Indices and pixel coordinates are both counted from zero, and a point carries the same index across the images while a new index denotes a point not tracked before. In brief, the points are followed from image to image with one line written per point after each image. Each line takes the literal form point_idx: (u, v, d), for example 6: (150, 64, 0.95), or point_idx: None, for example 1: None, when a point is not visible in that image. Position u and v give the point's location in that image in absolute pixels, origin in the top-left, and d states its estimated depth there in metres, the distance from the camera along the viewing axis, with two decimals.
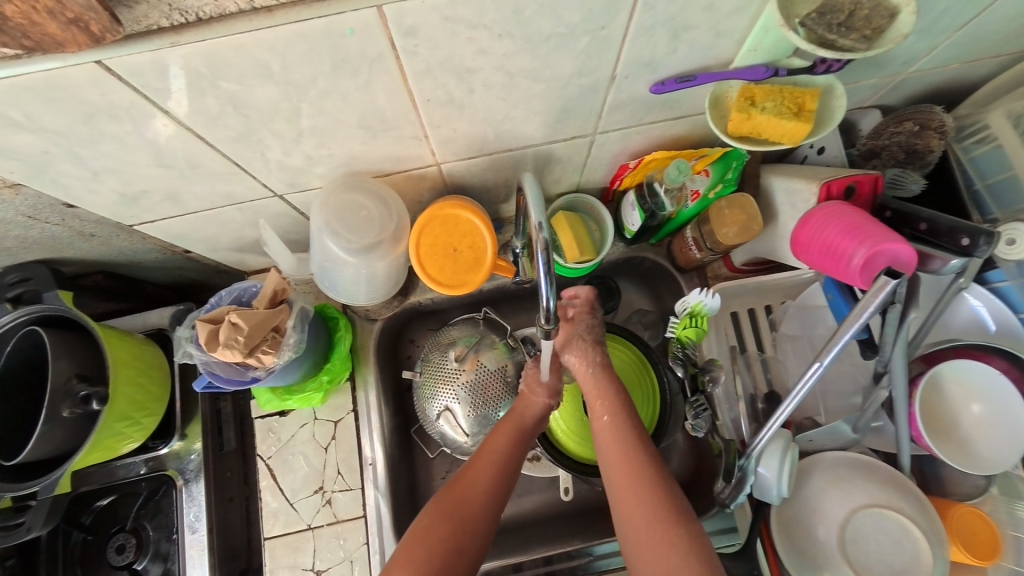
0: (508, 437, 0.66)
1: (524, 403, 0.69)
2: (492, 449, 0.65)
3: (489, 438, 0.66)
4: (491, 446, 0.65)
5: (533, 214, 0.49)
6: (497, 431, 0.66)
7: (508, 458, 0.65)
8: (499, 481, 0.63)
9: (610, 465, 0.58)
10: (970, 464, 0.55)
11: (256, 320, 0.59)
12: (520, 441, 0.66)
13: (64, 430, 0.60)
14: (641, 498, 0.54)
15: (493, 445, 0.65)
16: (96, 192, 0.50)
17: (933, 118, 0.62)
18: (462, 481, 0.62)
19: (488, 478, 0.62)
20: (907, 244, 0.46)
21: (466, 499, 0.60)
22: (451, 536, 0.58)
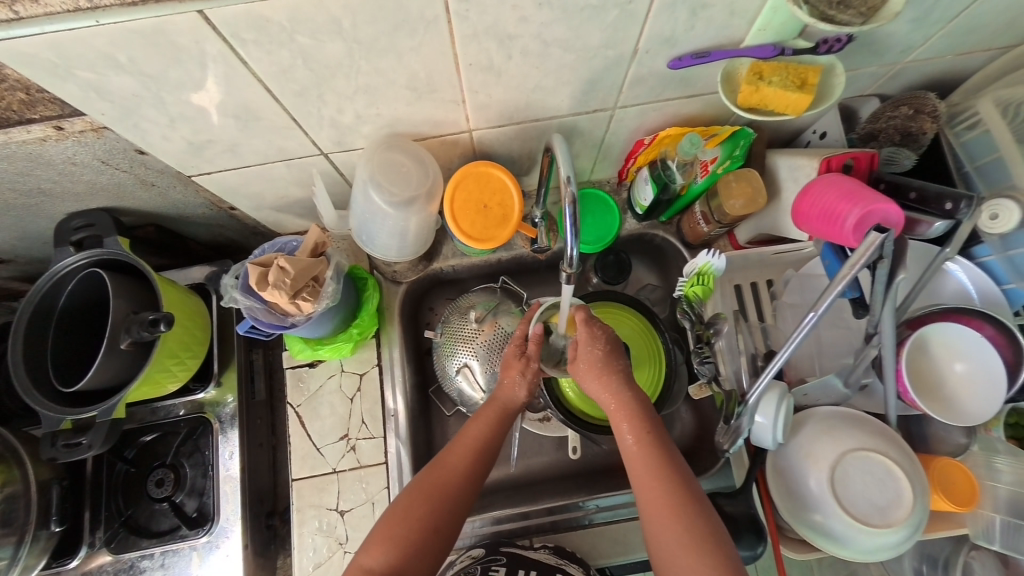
0: (487, 423, 0.67)
1: (506, 390, 0.69)
2: (474, 435, 0.66)
3: (469, 424, 0.67)
4: (473, 430, 0.66)
5: (563, 168, 0.54)
6: (481, 417, 0.67)
7: (487, 446, 0.66)
8: (476, 467, 0.64)
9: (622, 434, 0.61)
10: (953, 417, 0.60)
11: (300, 266, 0.65)
12: (499, 428, 0.67)
13: (122, 360, 0.66)
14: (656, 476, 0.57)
15: (474, 430, 0.66)
16: (169, 139, 0.56)
17: (927, 103, 0.68)
18: (439, 469, 0.63)
19: (466, 462, 0.64)
20: (896, 206, 0.51)
21: (444, 485, 0.61)
22: (427, 516, 0.59)
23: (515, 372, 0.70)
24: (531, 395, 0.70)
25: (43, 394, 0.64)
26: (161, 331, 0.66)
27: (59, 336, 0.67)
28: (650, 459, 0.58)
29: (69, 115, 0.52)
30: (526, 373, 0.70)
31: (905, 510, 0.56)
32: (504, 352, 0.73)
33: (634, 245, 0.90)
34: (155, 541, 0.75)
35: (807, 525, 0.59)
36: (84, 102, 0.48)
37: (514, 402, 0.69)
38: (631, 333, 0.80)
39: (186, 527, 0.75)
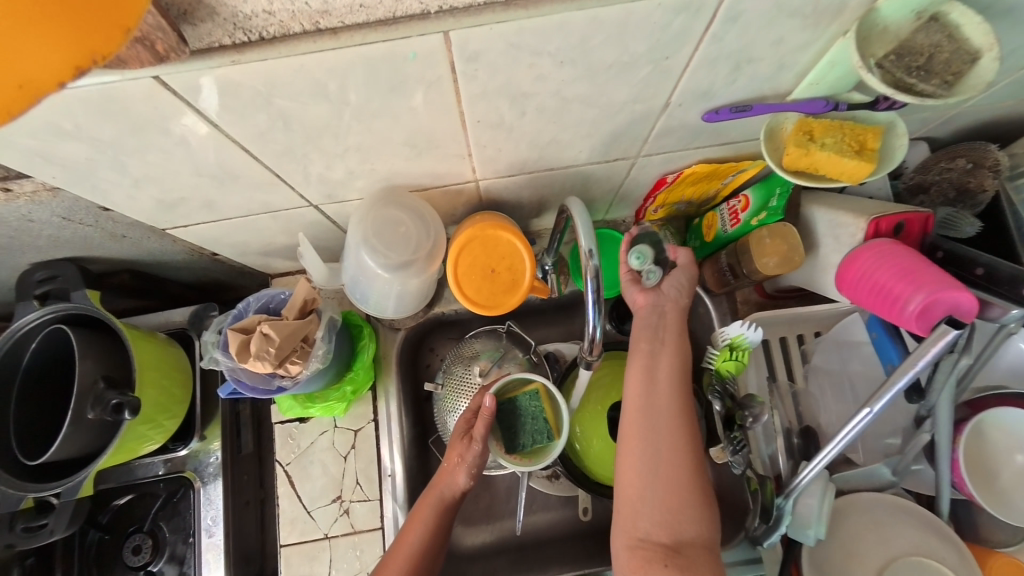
0: (426, 523, 0.66)
1: (443, 480, 0.68)
2: (412, 536, 0.65)
3: (406, 528, 0.66)
4: (409, 535, 0.65)
5: (584, 240, 0.48)
6: (416, 516, 0.66)
7: (425, 550, 0.65)
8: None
9: (655, 421, 0.55)
10: (1015, 516, 0.54)
11: (287, 331, 0.58)
12: (440, 523, 0.66)
13: (90, 431, 0.60)
14: (676, 473, 0.53)
15: (410, 536, 0.65)
16: (135, 198, 0.49)
17: (988, 156, 0.60)
18: None
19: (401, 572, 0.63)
20: (969, 293, 0.44)
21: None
22: None
23: (454, 457, 0.68)
24: (472, 481, 0.68)
25: None
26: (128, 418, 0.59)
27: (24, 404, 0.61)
28: (683, 443, 0.54)
29: (17, 176, 0.46)
30: (466, 457, 0.67)
31: None
32: (454, 427, 0.71)
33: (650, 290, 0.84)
34: None
35: None
36: (30, 169, 0.42)
37: (450, 491, 0.67)
38: None
39: None
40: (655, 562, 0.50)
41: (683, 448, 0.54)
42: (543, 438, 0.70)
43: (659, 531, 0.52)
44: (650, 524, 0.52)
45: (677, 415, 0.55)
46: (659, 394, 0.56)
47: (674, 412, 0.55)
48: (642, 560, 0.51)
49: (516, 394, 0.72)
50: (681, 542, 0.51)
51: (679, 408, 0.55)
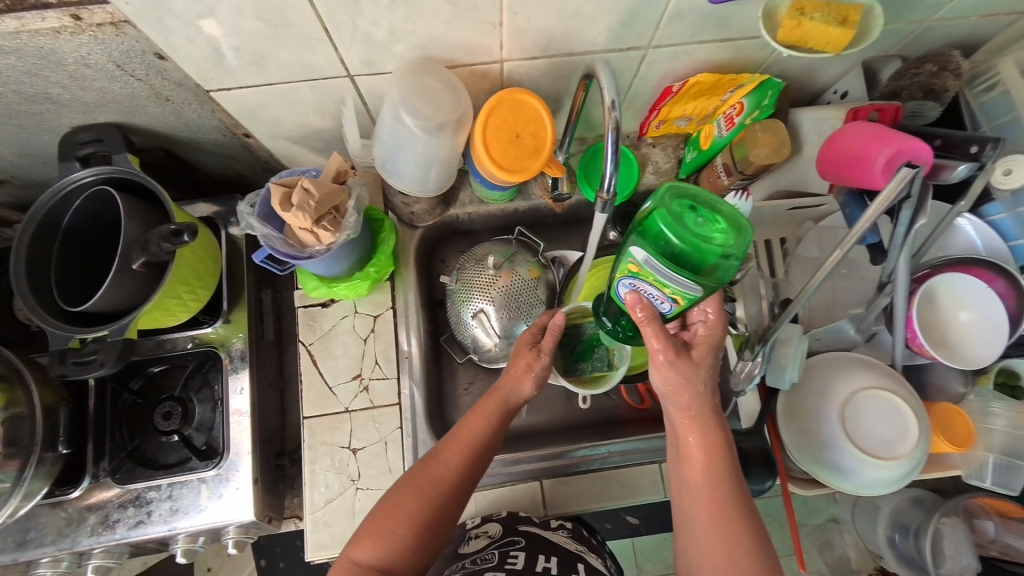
0: (489, 416, 0.67)
1: (508, 385, 0.69)
2: (473, 429, 0.66)
3: (468, 419, 0.67)
4: (470, 426, 0.66)
5: (607, 93, 0.53)
6: (479, 410, 0.67)
7: (485, 443, 0.66)
8: (470, 466, 0.64)
9: (692, 448, 0.56)
10: (958, 360, 0.63)
11: (325, 191, 0.64)
12: (501, 422, 0.67)
13: (134, 281, 0.64)
14: (718, 496, 0.54)
15: (473, 425, 0.66)
16: (193, 41, 0.53)
17: (951, 60, 0.68)
18: (434, 465, 0.63)
19: (462, 460, 0.64)
20: (926, 144, 0.52)
21: (437, 480, 0.63)
22: (419, 512, 0.61)
23: (522, 364, 0.70)
24: (536, 388, 0.70)
25: (47, 309, 0.62)
26: (185, 240, 0.61)
27: (86, 259, 0.67)
28: (724, 508, 0.53)
29: (89, 3, 0.50)
30: (533, 366, 0.70)
31: (912, 443, 0.59)
32: (519, 339, 0.74)
33: None
34: (162, 472, 0.74)
35: (814, 462, 0.61)
36: None
37: (516, 397, 0.69)
38: None
39: (195, 459, 0.74)
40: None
41: (720, 472, 0.55)
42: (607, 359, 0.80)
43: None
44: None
45: (714, 497, 0.54)
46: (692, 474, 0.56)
47: (711, 493, 0.54)
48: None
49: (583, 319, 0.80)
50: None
51: (710, 474, 0.55)
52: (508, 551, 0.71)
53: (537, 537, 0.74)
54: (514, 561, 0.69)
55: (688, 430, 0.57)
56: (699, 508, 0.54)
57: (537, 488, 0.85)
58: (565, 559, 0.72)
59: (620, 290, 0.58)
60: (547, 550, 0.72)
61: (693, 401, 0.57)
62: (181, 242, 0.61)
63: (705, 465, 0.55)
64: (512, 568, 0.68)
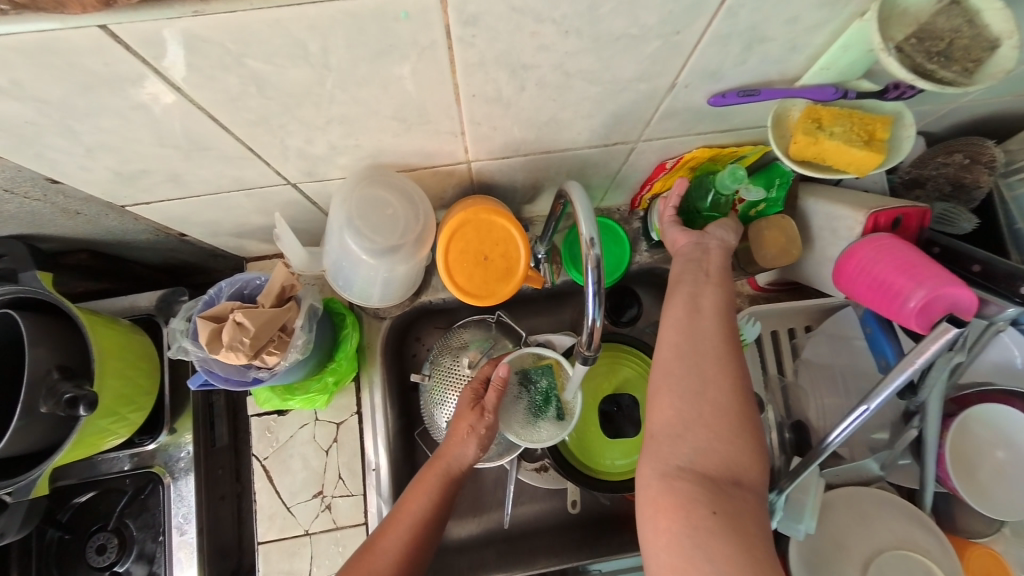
0: (430, 489, 0.61)
1: (451, 451, 0.63)
2: (414, 506, 0.60)
3: (409, 496, 0.61)
4: (411, 505, 0.60)
5: (584, 227, 0.45)
6: (421, 484, 0.61)
7: (428, 520, 0.60)
8: (411, 552, 0.58)
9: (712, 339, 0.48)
10: (989, 506, 0.55)
11: (263, 320, 0.55)
12: (445, 495, 0.62)
13: (42, 425, 0.55)
14: (731, 394, 0.46)
15: (413, 505, 0.60)
16: (89, 169, 0.45)
17: (985, 152, 0.59)
18: (368, 558, 0.57)
19: (402, 545, 0.58)
20: (969, 289, 0.44)
21: (372, 573, 0.55)
22: None
23: (464, 427, 0.64)
24: (485, 449, 0.65)
25: None
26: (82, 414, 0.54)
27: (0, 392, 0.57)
28: (736, 381, 0.46)
29: None
30: (477, 428, 0.64)
31: None
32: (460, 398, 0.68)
33: (643, 279, 0.84)
34: None
35: None
36: None
37: (459, 464, 0.63)
38: (631, 374, 0.78)
39: None
40: (696, 498, 0.42)
41: (735, 370, 0.47)
42: (553, 413, 0.71)
43: (701, 468, 0.44)
44: (694, 451, 0.44)
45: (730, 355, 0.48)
46: (704, 350, 0.47)
47: (726, 346, 0.48)
48: (677, 492, 0.43)
49: (525, 367, 0.72)
50: (720, 489, 0.43)
51: (728, 336, 0.48)
52: None
53: None
54: None
55: (705, 317, 0.49)
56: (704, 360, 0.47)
57: None
58: None
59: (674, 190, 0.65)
60: None
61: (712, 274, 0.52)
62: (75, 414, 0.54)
63: (717, 323, 0.49)
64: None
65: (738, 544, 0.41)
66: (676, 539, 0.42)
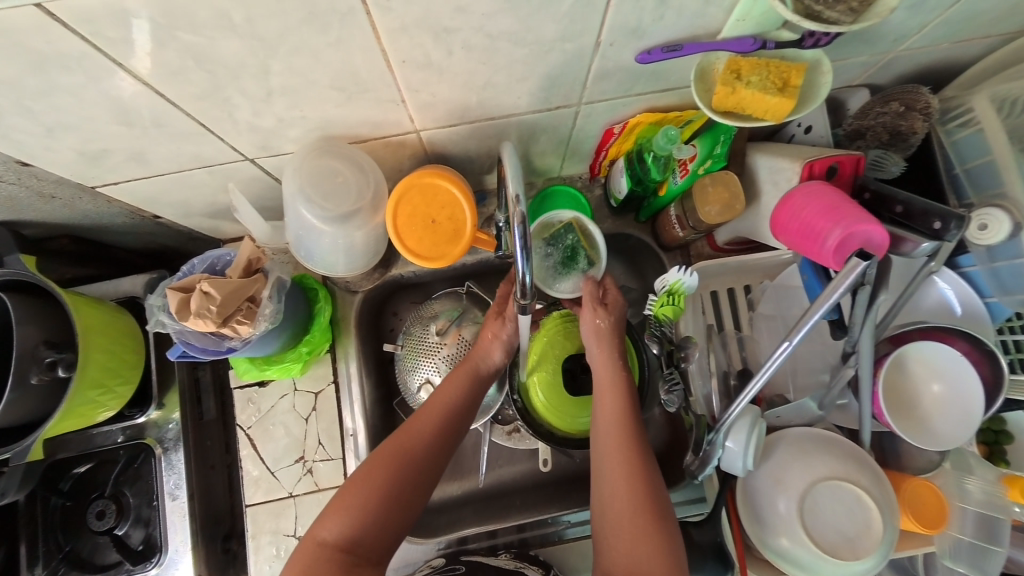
0: (460, 384, 0.70)
1: (480, 353, 0.72)
2: (446, 396, 0.68)
3: (442, 386, 0.69)
4: (442, 395, 0.68)
5: (510, 185, 0.47)
6: (453, 379, 0.70)
7: (456, 409, 0.67)
8: (442, 433, 0.66)
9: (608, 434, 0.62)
10: (925, 439, 0.58)
11: (229, 289, 0.58)
12: (472, 390, 0.70)
13: (35, 397, 0.60)
14: (625, 430, 0.62)
15: (443, 395, 0.68)
16: (54, 149, 0.48)
17: (920, 99, 0.61)
18: (402, 437, 0.64)
19: (433, 427, 0.65)
20: (881, 226, 0.46)
21: (409, 446, 0.63)
22: (388, 483, 0.60)
23: (490, 335, 0.73)
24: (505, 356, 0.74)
25: None
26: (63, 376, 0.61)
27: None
28: (630, 454, 0.60)
29: None
30: (500, 334, 0.73)
31: (874, 538, 0.54)
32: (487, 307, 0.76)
33: (609, 244, 0.87)
34: None
35: (773, 550, 0.57)
36: None
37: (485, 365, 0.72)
38: None
39: (130, 562, 0.71)
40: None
41: (631, 436, 0.62)
42: (583, 264, 0.73)
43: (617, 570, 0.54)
44: (612, 559, 0.55)
45: (621, 377, 0.67)
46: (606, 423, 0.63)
47: (621, 432, 0.62)
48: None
49: (548, 234, 0.72)
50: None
51: (625, 422, 0.63)
52: None
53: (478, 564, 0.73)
54: None
55: (608, 398, 0.65)
56: (611, 464, 0.60)
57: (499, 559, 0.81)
58: None
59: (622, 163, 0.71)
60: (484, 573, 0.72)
61: (605, 345, 0.69)
62: (56, 376, 0.61)
63: (614, 364, 0.68)
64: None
65: (648, 542, 0.53)
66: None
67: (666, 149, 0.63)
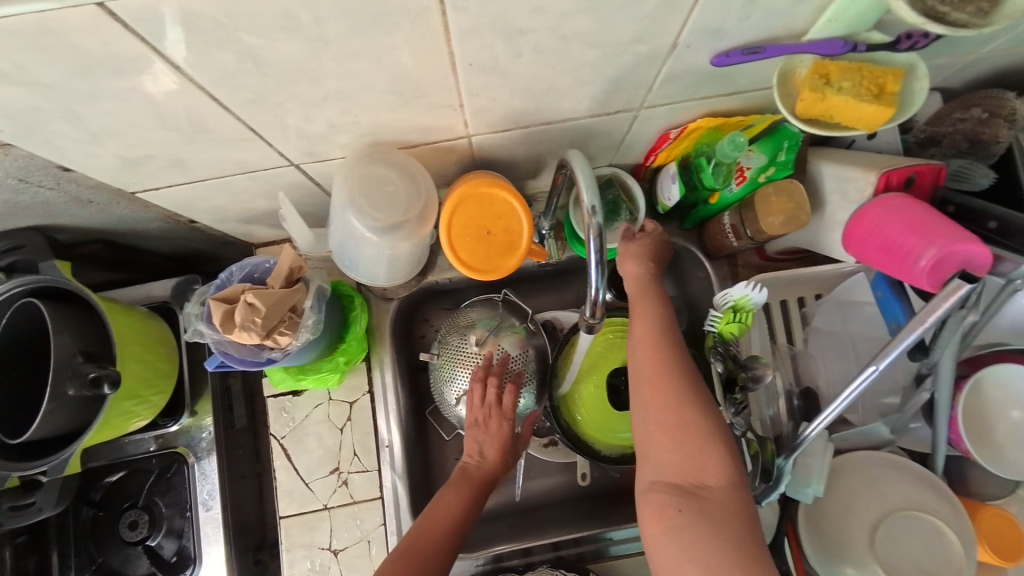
0: (463, 495, 0.65)
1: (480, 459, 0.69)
2: (450, 508, 0.64)
3: (448, 492, 0.66)
4: (449, 502, 0.65)
5: (585, 197, 0.46)
6: (456, 489, 0.66)
7: (462, 520, 0.64)
8: (450, 535, 0.62)
9: (642, 358, 0.54)
10: (1006, 469, 0.55)
11: (273, 300, 0.56)
12: (474, 500, 0.65)
13: (66, 411, 0.57)
14: (661, 354, 0.53)
15: (449, 503, 0.64)
16: (96, 155, 0.46)
17: (1003, 105, 0.57)
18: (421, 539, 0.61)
19: (441, 536, 0.61)
20: (985, 245, 0.42)
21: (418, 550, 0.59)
22: None
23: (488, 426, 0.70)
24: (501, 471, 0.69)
25: None
26: (107, 391, 0.58)
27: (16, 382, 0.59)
28: (671, 374, 0.52)
29: None
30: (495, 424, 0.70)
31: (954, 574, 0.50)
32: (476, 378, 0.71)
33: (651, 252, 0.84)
34: None
35: None
36: None
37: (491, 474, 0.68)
38: None
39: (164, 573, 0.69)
40: (667, 509, 0.47)
41: (672, 362, 0.53)
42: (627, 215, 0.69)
43: (664, 480, 0.48)
44: (659, 469, 0.49)
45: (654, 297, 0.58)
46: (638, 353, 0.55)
47: (658, 353, 0.54)
48: (656, 506, 0.47)
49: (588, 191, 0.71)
50: (694, 484, 0.47)
51: (663, 343, 0.54)
52: None
53: None
54: None
55: (638, 323, 0.57)
56: (650, 389, 0.52)
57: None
58: None
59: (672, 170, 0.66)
60: None
61: (642, 271, 0.61)
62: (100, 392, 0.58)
63: (657, 325, 0.56)
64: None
65: (699, 451, 0.48)
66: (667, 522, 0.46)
67: (732, 156, 0.59)
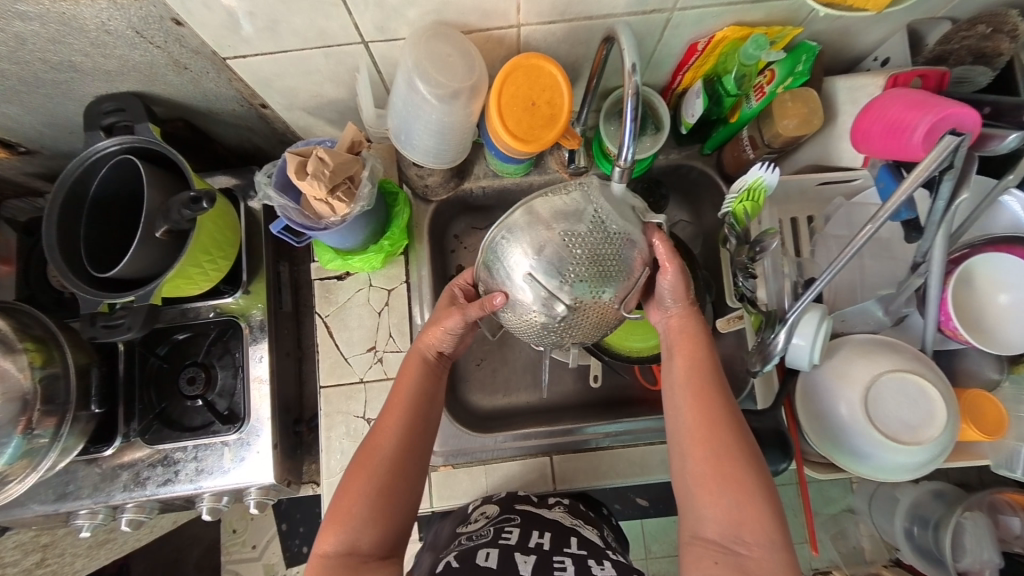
0: (415, 384, 0.66)
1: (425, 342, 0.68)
2: (400, 401, 0.65)
3: (398, 384, 0.66)
4: (402, 390, 0.65)
5: (628, 57, 0.52)
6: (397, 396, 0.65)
7: (419, 404, 0.65)
8: (410, 430, 0.63)
9: (688, 413, 0.59)
10: (995, 346, 0.60)
11: (339, 161, 0.64)
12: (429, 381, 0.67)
13: (155, 250, 0.65)
14: (712, 408, 0.58)
15: (403, 390, 0.65)
16: (208, 7, 0.54)
17: (1007, 21, 0.63)
18: (377, 436, 0.63)
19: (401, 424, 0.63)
20: (972, 109, 0.48)
21: (381, 450, 0.61)
22: (375, 482, 0.60)
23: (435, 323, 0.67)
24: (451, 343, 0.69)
25: (74, 270, 0.64)
26: (205, 208, 0.63)
27: (110, 223, 0.69)
28: (727, 443, 0.56)
29: None
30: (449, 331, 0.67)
31: (936, 427, 0.57)
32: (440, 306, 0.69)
33: (670, 176, 0.88)
34: (188, 435, 0.77)
35: (831, 443, 0.61)
36: None
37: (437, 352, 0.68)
38: None
39: (219, 423, 0.77)
40: (706, 560, 0.53)
41: (727, 426, 0.57)
42: (650, 129, 0.75)
43: (709, 535, 0.54)
44: (704, 522, 0.55)
45: (694, 335, 0.63)
46: (677, 412, 0.61)
47: (707, 409, 0.58)
48: (699, 556, 0.54)
49: None
50: (737, 540, 0.53)
51: (707, 398, 0.59)
52: (502, 528, 0.69)
53: (533, 516, 0.72)
54: (508, 537, 0.67)
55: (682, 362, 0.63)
56: (700, 438, 0.57)
57: (547, 463, 0.85)
58: (558, 533, 0.69)
59: (697, 85, 0.73)
60: (541, 526, 0.70)
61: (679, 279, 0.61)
62: (201, 208, 0.63)
63: (706, 371, 0.61)
64: (507, 543, 0.65)
65: (746, 500, 0.54)
66: (710, 558, 0.53)
67: (754, 56, 0.66)
